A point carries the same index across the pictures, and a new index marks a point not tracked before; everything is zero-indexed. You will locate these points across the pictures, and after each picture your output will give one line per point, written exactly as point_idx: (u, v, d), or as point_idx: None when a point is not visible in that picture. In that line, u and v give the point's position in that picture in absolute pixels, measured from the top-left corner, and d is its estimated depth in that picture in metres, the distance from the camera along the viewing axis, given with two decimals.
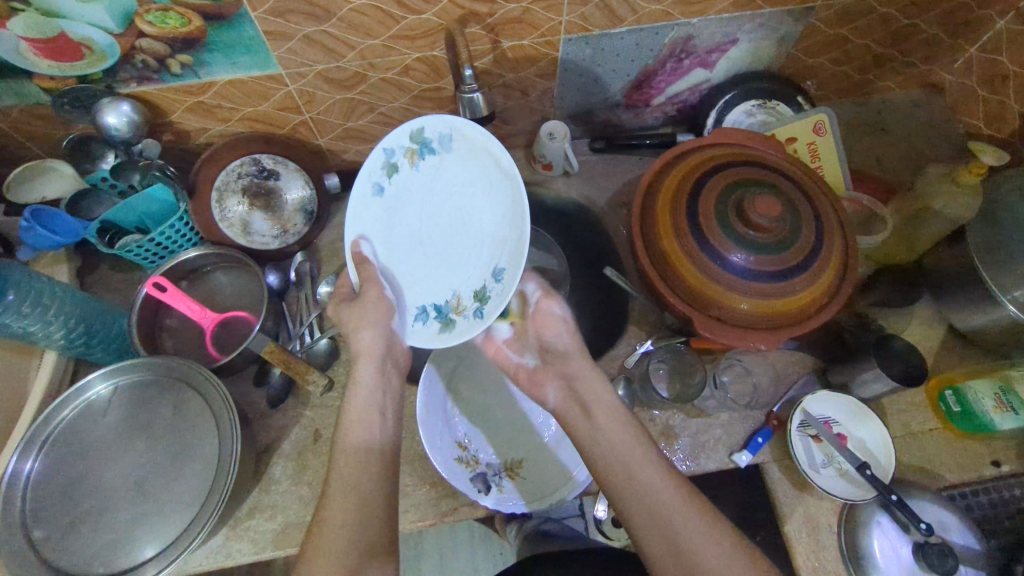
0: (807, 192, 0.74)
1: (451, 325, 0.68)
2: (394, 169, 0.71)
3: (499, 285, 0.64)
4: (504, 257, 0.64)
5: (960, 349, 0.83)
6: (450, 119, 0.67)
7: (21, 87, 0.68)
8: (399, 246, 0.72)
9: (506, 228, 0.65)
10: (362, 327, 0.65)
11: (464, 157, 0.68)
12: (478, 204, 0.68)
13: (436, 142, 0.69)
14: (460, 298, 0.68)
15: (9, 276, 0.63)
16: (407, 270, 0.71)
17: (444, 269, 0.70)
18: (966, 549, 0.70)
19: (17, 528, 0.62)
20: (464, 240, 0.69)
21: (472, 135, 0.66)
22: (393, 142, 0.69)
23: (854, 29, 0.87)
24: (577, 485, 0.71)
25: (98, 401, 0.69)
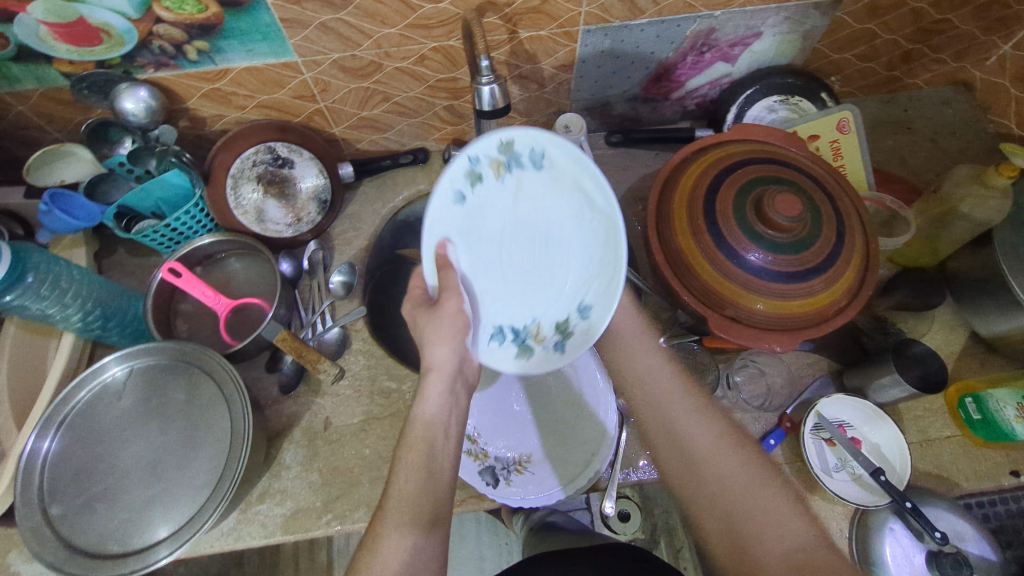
0: (830, 192, 0.72)
1: (528, 351, 0.68)
2: (478, 178, 0.65)
3: (586, 321, 0.66)
4: (594, 296, 0.66)
5: (981, 355, 0.80)
6: (547, 138, 0.62)
7: (42, 72, 0.68)
8: (474, 254, 0.67)
9: (596, 267, 0.66)
10: (444, 341, 0.62)
11: (557, 180, 0.65)
12: (568, 233, 0.67)
13: (526, 156, 0.64)
14: (540, 325, 0.69)
15: (29, 257, 0.64)
16: (482, 284, 0.67)
17: (524, 291, 0.69)
18: (982, 559, 0.69)
19: (36, 505, 0.63)
20: (551, 265, 0.68)
21: (567, 164, 0.63)
22: (480, 150, 0.63)
23: (884, 23, 0.84)
24: (610, 439, 0.72)
25: (113, 384, 0.69)
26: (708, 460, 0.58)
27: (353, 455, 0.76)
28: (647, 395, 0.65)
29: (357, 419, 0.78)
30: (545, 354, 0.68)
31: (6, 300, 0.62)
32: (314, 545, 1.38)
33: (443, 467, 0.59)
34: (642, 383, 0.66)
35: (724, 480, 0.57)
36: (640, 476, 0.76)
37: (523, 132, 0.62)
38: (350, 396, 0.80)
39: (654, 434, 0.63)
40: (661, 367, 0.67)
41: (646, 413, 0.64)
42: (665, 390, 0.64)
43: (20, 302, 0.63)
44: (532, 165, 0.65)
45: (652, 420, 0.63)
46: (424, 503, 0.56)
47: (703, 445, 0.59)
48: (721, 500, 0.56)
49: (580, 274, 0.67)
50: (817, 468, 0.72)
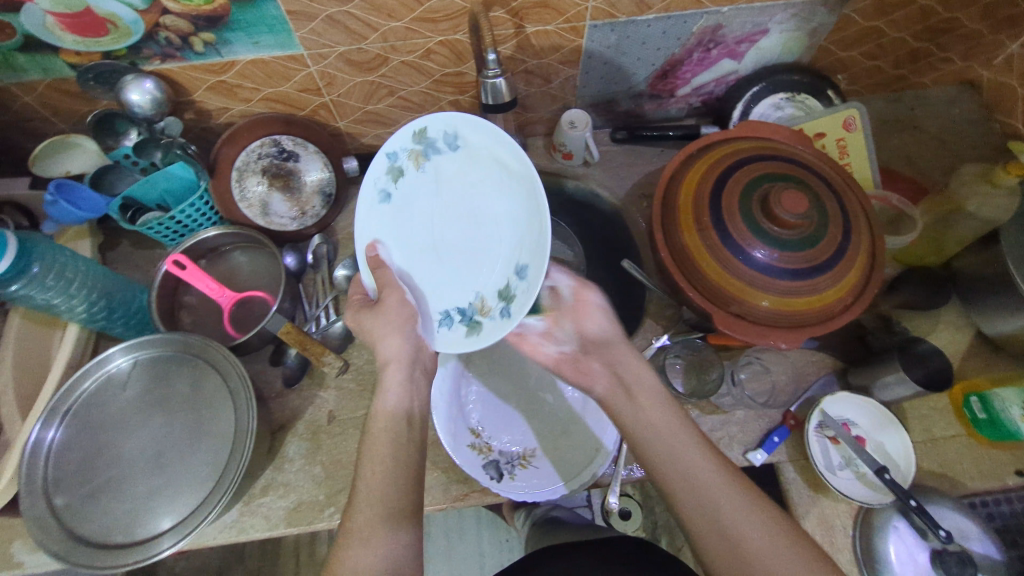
0: (836, 189, 0.72)
1: (477, 327, 0.67)
2: (400, 173, 0.71)
3: (524, 281, 0.63)
4: (528, 254, 0.63)
5: (986, 354, 0.80)
6: (452, 116, 0.67)
7: (48, 62, 0.68)
8: (409, 244, 0.71)
9: (525, 225, 0.64)
10: (392, 332, 0.64)
11: (470, 155, 0.67)
12: (491, 202, 0.68)
13: (440, 141, 0.68)
14: (484, 298, 0.67)
15: (35, 247, 0.63)
16: (421, 271, 0.70)
17: (462, 270, 0.70)
18: (986, 558, 0.69)
19: (41, 495, 0.63)
20: (484, 237, 0.68)
21: (475, 137, 0.66)
22: (395, 146, 0.69)
23: (891, 21, 0.84)
24: (607, 454, 0.71)
25: (118, 374, 0.69)
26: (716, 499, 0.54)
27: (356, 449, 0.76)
28: (648, 436, 0.61)
29: (360, 413, 0.78)
30: (492, 325, 0.65)
31: (12, 290, 0.62)
32: (315, 540, 1.38)
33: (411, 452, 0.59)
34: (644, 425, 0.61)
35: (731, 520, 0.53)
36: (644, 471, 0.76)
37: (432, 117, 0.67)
38: (353, 390, 0.80)
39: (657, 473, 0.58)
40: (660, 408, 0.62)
41: (649, 453, 0.60)
42: (677, 439, 0.59)
43: (27, 292, 0.63)
44: (447, 148, 0.68)
45: (653, 458, 0.59)
46: (408, 498, 0.56)
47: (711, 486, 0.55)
48: (733, 538, 0.52)
49: (513, 237, 0.66)
50: (822, 466, 0.71)
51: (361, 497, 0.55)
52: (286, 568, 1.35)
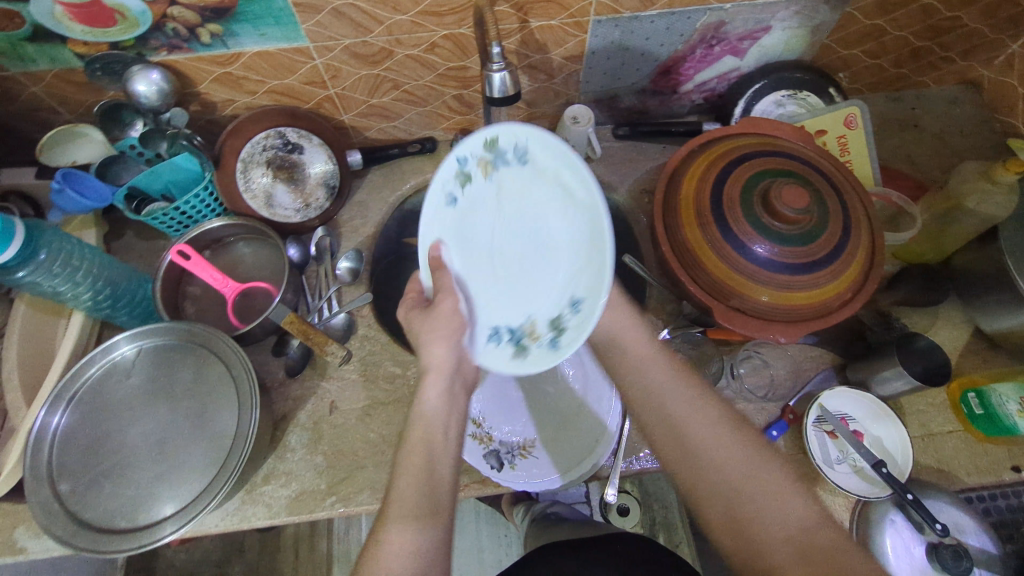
0: (836, 184, 0.73)
1: (523, 352, 0.65)
2: (467, 178, 0.67)
3: (577, 317, 0.61)
4: (585, 289, 0.61)
5: (984, 351, 0.81)
6: (527, 129, 0.61)
7: (56, 52, 0.69)
8: (468, 253, 0.68)
9: (585, 259, 0.61)
10: (435, 341, 0.64)
11: (538, 174, 0.63)
12: (554, 227, 0.64)
13: (510, 152, 0.63)
14: (535, 324, 0.65)
15: (42, 235, 0.64)
16: (477, 284, 0.67)
17: (517, 292, 0.67)
18: (982, 552, 0.69)
19: (44, 481, 0.63)
20: (541, 264, 0.66)
21: (547, 158, 0.61)
22: (466, 150, 0.65)
23: (893, 20, 0.84)
24: (611, 436, 0.73)
25: (123, 362, 0.70)
26: (711, 453, 0.57)
27: (358, 439, 0.77)
28: (647, 394, 0.63)
29: (361, 404, 0.79)
30: (540, 352, 0.64)
31: (19, 276, 0.63)
32: (314, 534, 1.39)
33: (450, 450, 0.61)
34: (645, 382, 0.64)
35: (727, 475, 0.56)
36: (642, 465, 0.76)
37: (504, 127, 0.62)
38: (354, 381, 0.80)
39: (657, 431, 0.61)
40: (658, 368, 0.65)
41: (648, 412, 0.63)
42: (654, 371, 0.65)
43: (33, 279, 0.64)
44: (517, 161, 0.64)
45: (651, 416, 0.62)
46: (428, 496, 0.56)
47: (707, 442, 0.58)
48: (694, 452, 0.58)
49: (573, 268, 0.63)
50: (818, 460, 0.72)
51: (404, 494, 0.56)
52: (286, 561, 1.36)
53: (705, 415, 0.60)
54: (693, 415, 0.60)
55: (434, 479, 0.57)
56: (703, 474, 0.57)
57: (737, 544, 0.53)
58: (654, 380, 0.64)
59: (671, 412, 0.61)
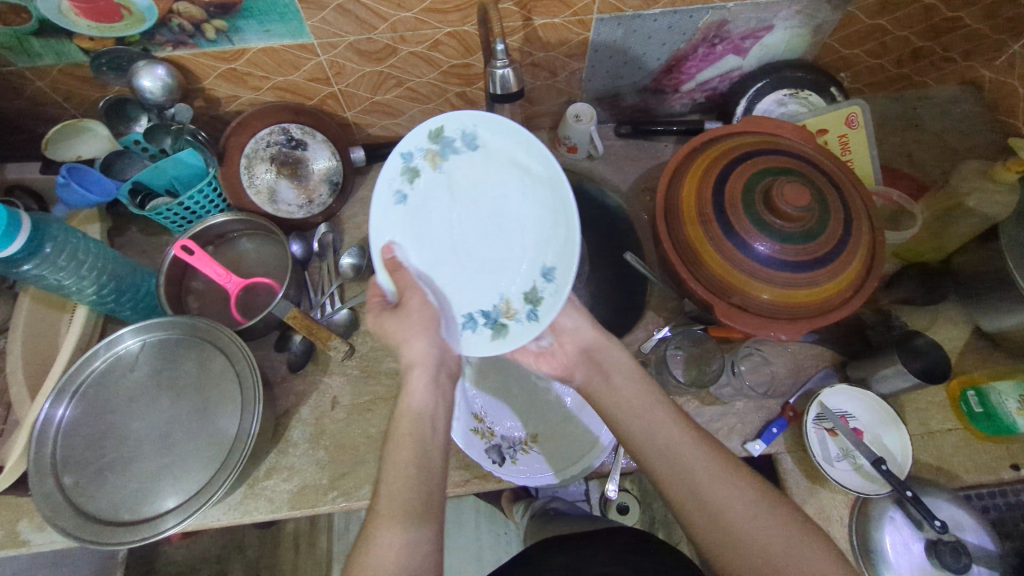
0: (837, 182, 0.73)
1: (503, 330, 0.69)
2: (415, 173, 0.71)
3: (551, 284, 0.66)
4: (554, 258, 0.67)
5: (984, 350, 0.81)
6: (471, 115, 0.67)
7: (61, 47, 0.69)
8: (423, 249, 0.71)
9: (551, 229, 0.67)
10: (416, 336, 0.65)
11: (491, 156, 0.69)
12: (513, 204, 0.69)
13: (458, 139, 0.69)
14: (509, 301, 0.69)
15: (48, 229, 0.64)
16: (441, 273, 0.70)
17: (481, 276, 0.70)
18: (981, 549, 0.69)
19: (48, 473, 0.64)
20: (501, 243, 0.70)
21: (495, 140, 0.68)
22: (410, 147, 0.69)
23: (894, 20, 0.85)
24: (603, 448, 0.72)
25: (127, 355, 0.70)
26: (693, 464, 0.59)
27: (360, 433, 0.77)
28: (628, 408, 0.65)
29: (363, 399, 0.79)
30: (518, 327, 0.68)
31: (24, 270, 0.63)
32: (314, 530, 1.39)
33: (434, 460, 0.60)
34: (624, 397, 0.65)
35: (709, 484, 0.57)
36: None
37: (449, 117, 0.68)
38: (356, 376, 0.81)
39: (638, 443, 0.63)
40: (636, 383, 0.66)
41: (631, 425, 0.64)
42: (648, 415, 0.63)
43: (39, 272, 0.64)
44: (466, 147, 0.69)
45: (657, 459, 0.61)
46: (422, 496, 0.57)
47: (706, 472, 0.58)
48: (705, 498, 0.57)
49: (536, 241, 0.69)
50: (819, 458, 0.72)
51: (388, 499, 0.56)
52: (285, 558, 1.36)
53: (708, 457, 0.59)
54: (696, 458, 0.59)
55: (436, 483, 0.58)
56: (686, 483, 0.58)
57: (723, 550, 0.55)
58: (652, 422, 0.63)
59: (675, 456, 0.60)
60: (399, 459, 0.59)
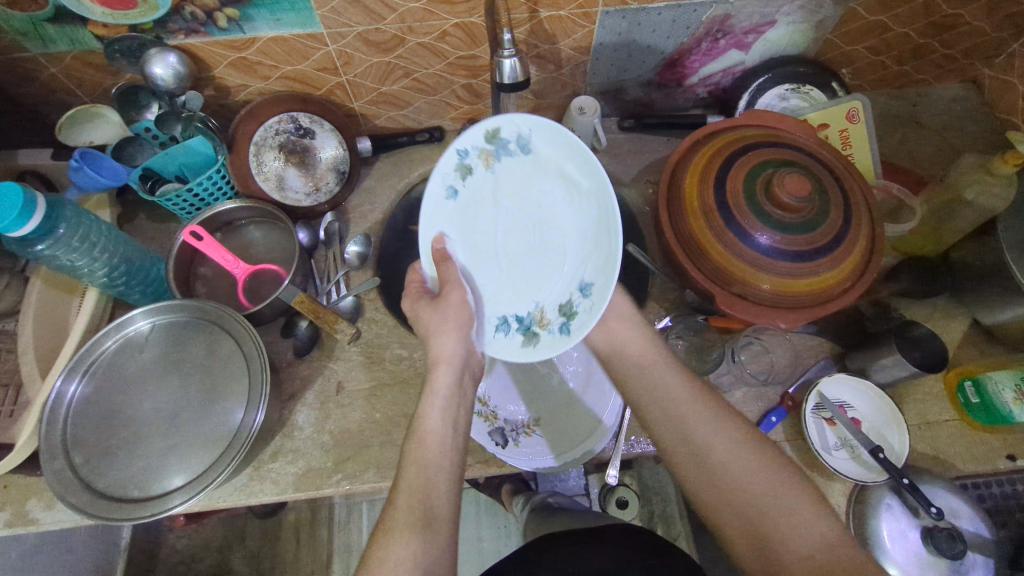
0: (836, 174, 0.74)
1: (534, 337, 0.72)
2: (468, 171, 0.71)
3: (588, 299, 0.69)
4: (593, 274, 0.69)
5: (981, 342, 0.82)
6: (530, 119, 0.68)
7: (75, 34, 0.70)
8: (469, 247, 0.73)
9: (593, 243, 0.70)
10: (445, 332, 0.67)
11: (545, 164, 0.71)
12: (562, 212, 0.73)
13: (513, 142, 0.70)
14: (544, 311, 0.73)
15: (61, 210, 0.66)
16: (481, 273, 0.73)
17: (521, 280, 0.74)
18: (976, 535, 0.71)
19: (59, 451, 0.65)
20: (545, 249, 0.74)
21: (551, 151, 0.70)
22: (468, 143, 0.69)
23: (895, 16, 0.86)
24: (606, 430, 0.74)
25: (137, 336, 0.72)
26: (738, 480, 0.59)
27: (364, 419, 0.78)
28: (674, 422, 0.65)
29: (368, 385, 0.80)
30: (550, 338, 0.71)
31: (38, 250, 0.64)
32: (314, 520, 1.40)
33: (448, 459, 0.61)
34: (669, 410, 0.65)
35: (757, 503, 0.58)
36: (643, 448, 0.77)
37: (508, 120, 0.68)
38: (361, 362, 0.82)
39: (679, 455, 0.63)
40: (684, 396, 0.66)
41: (663, 428, 0.65)
42: (681, 405, 0.65)
43: (52, 253, 0.66)
44: (520, 150, 0.71)
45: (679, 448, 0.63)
46: (427, 495, 0.58)
47: (725, 461, 0.60)
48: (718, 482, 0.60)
49: (579, 253, 0.72)
50: (817, 446, 0.73)
51: (403, 500, 0.57)
52: (285, 549, 1.37)
53: (735, 447, 0.61)
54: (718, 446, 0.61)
55: (442, 484, 0.59)
56: (705, 472, 0.61)
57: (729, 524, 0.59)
58: (681, 415, 0.64)
59: (698, 446, 0.62)
60: (411, 456, 0.60)
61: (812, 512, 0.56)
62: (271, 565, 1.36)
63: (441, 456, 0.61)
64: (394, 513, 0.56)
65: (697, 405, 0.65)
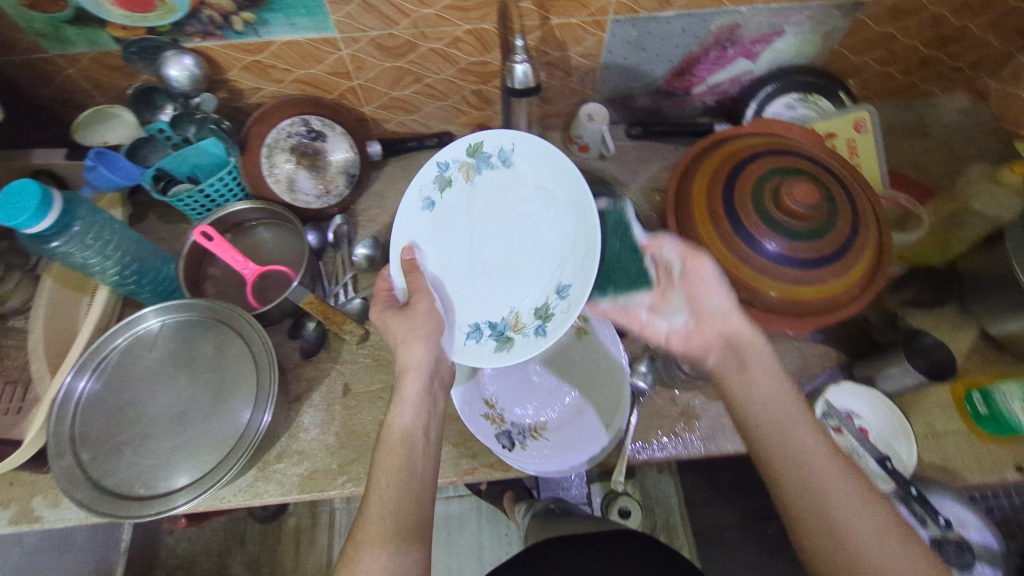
0: (844, 182, 0.74)
1: (508, 342, 0.72)
2: (448, 182, 0.79)
3: (564, 300, 0.70)
4: (570, 275, 0.70)
5: (988, 353, 0.82)
6: (509, 134, 0.75)
7: (94, 35, 0.71)
8: (442, 254, 0.78)
9: (570, 246, 0.72)
10: (415, 339, 0.67)
11: (522, 176, 0.76)
12: (540, 220, 0.75)
13: (494, 156, 0.77)
14: (519, 315, 0.73)
15: (76, 207, 0.66)
16: (453, 284, 0.76)
17: (496, 288, 0.76)
18: (985, 547, 0.74)
19: (66, 449, 0.65)
20: (521, 257, 0.76)
21: (528, 164, 0.75)
22: (449, 157, 0.78)
23: (903, 28, 0.86)
24: (626, 398, 0.75)
25: (147, 335, 0.72)
26: (842, 510, 0.56)
27: (370, 421, 0.78)
28: (789, 455, 0.61)
29: (374, 387, 0.80)
30: (525, 341, 0.71)
31: (52, 247, 0.65)
32: (315, 526, 1.39)
33: (425, 472, 0.61)
34: (785, 442, 0.62)
35: (857, 521, 0.56)
36: (648, 454, 0.77)
37: (488, 135, 0.76)
38: (368, 364, 0.82)
39: (777, 461, 0.61)
40: (795, 412, 0.64)
41: (757, 416, 0.65)
42: (778, 403, 0.65)
43: (66, 250, 0.66)
44: (501, 163, 0.77)
45: (765, 431, 0.64)
46: (411, 504, 0.59)
47: (808, 442, 0.61)
48: (799, 460, 0.60)
49: (557, 257, 0.73)
50: None
51: (373, 513, 0.57)
52: (285, 554, 1.37)
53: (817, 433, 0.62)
54: (800, 427, 0.62)
55: (415, 488, 0.60)
56: (789, 451, 0.61)
57: (799, 500, 0.59)
58: (771, 403, 0.65)
59: (785, 431, 0.62)
60: (379, 466, 0.61)
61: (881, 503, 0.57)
62: (271, 570, 1.35)
63: (421, 476, 0.61)
64: (370, 526, 0.57)
65: (797, 404, 0.65)
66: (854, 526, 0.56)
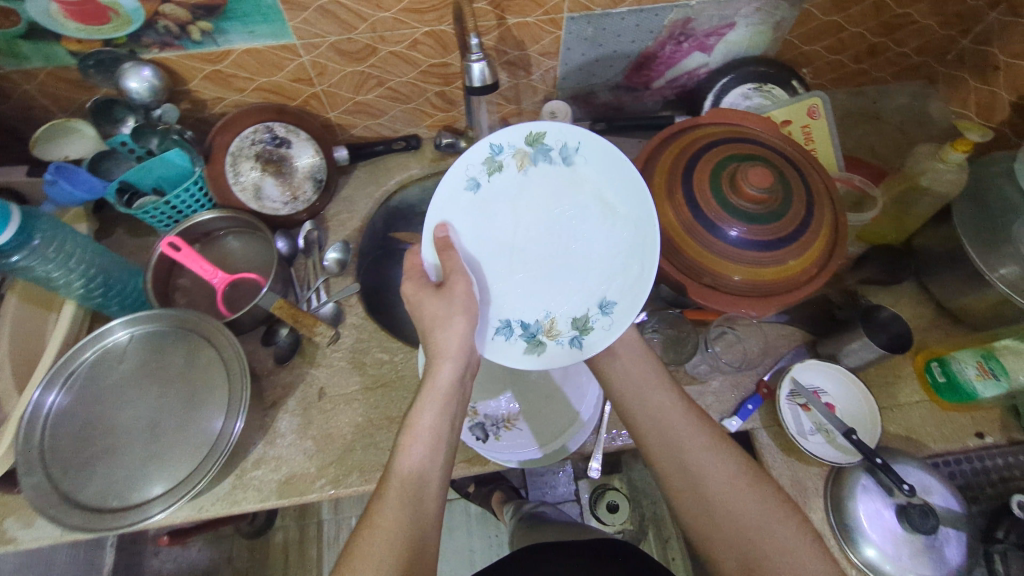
0: (798, 166, 0.77)
1: (539, 346, 0.75)
2: (498, 167, 0.76)
3: (607, 317, 0.73)
4: (616, 293, 0.73)
5: (946, 326, 0.85)
6: (578, 132, 0.74)
7: (49, 50, 0.71)
8: (478, 238, 0.76)
9: (622, 265, 0.73)
10: (451, 316, 0.66)
11: (580, 177, 0.75)
12: (590, 229, 0.76)
13: (555, 150, 0.76)
14: (554, 322, 0.75)
15: (36, 221, 0.66)
16: (488, 273, 0.76)
17: (533, 290, 0.76)
18: (948, 510, 0.72)
19: (36, 464, 0.64)
20: (565, 264, 0.77)
21: (591, 170, 0.75)
22: (505, 142, 0.76)
23: (849, 17, 0.90)
24: (583, 424, 0.76)
25: (116, 347, 0.72)
26: (714, 486, 0.62)
27: (346, 424, 0.78)
28: (661, 437, 0.67)
29: (350, 389, 0.81)
30: (557, 348, 0.74)
31: (13, 261, 0.65)
32: (304, 539, 1.38)
33: (436, 479, 0.61)
34: (657, 424, 0.68)
35: (728, 497, 0.61)
36: (624, 441, 0.78)
37: (554, 128, 0.74)
38: (343, 367, 0.82)
39: (655, 447, 0.67)
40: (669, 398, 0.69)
41: (631, 405, 0.71)
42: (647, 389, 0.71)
43: (27, 264, 0.66)
44: (560, 159, 0.76)
45: (644, 418, 0.69)
46: (421, 512, 0.58)
47: (678, 424, 0.67)
48: (673, 445, 0.66)
49: (600, 270, 0.75)
50: (794, 431, 0.75)
51: (390, 519, 0.56)
52: (274, 569, 1.36)
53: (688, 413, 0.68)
54: (670, 410, 0.68)
55: (429, 500, 0.59)
56: (663, 436, 0.67)
57: (677, 483, 0.65)
58: (647, 391, 0.70)
59: (659, 420, 0.68)
60: (392, 479, 0.59)
61: (771, 486, 0.62)
62: None
63: (439, 487, 0.61)
64: (379, 531, 0.55)
65: (666, 390, 0.70)
66: (738, 506, 0.61)
